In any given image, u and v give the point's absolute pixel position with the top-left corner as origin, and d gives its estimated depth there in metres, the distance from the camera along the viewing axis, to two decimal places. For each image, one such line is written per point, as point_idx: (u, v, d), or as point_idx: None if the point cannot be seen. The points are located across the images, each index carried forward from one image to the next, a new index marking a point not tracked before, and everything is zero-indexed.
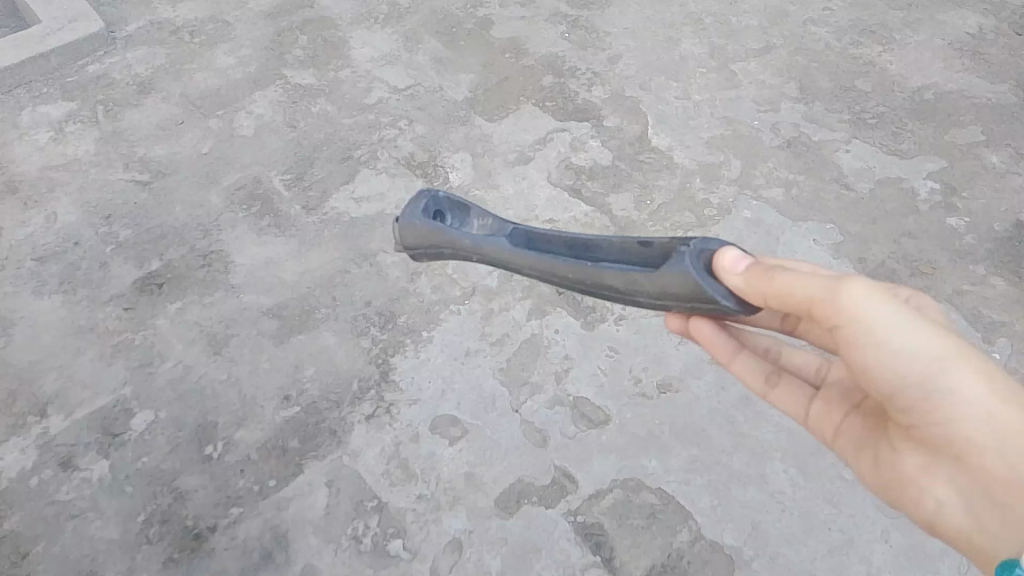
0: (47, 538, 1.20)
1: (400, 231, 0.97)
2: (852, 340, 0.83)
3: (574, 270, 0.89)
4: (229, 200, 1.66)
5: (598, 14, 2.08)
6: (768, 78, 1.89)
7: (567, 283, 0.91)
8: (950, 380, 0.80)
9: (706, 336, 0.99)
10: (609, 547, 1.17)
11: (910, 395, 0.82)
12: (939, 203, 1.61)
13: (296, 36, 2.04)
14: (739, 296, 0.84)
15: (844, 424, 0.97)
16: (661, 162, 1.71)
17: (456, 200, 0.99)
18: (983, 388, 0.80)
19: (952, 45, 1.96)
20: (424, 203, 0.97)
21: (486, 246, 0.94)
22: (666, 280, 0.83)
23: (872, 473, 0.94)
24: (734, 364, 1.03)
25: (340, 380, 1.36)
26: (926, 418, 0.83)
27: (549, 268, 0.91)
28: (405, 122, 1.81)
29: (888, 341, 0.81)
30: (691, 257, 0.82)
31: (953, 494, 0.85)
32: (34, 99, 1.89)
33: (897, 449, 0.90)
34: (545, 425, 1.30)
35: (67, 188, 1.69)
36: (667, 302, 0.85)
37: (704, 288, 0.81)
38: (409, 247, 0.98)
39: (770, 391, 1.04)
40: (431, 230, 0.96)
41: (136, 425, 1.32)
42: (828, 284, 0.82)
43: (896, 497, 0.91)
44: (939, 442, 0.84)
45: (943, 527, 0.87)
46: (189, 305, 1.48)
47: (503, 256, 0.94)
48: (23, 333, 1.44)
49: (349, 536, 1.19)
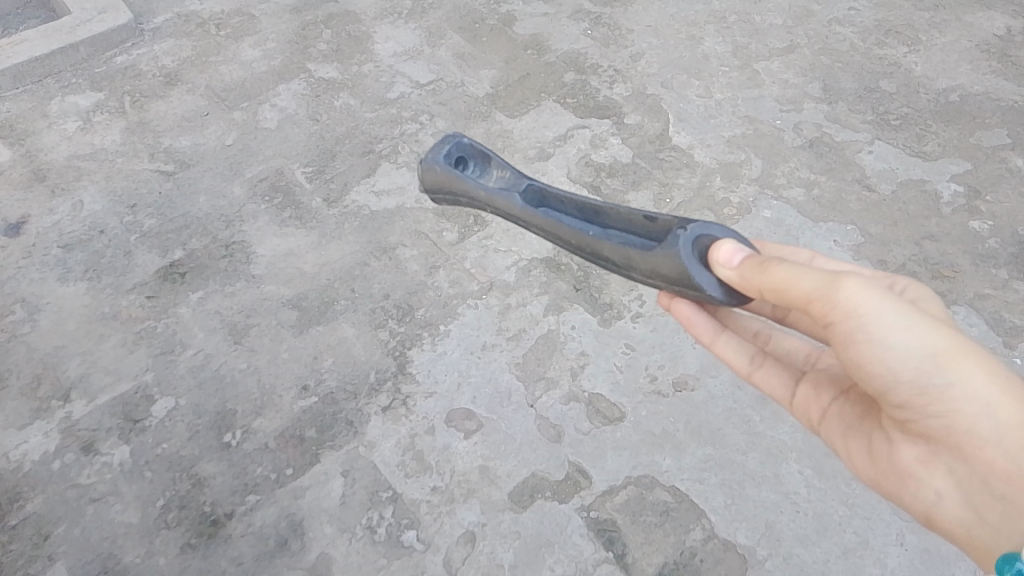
0: (68, 520, 1.22)
1: (424, 172, 1.06)
2: (851, 337, 0.81)
3: (574, 233, 0.95)
4: (252, 191, 1.68)
5: (621, 11, 2.08)
6: (791, 77, 1.88)
7: (568, 243, 0.96)
8: (947, 375, 0.79)
9: (687, 316, 1.02)
10: (622, 544, 1.17)
11: (907, 390, 0.81)
12: (963, 206, 1.60)
13: (320, 30, 2.05)
14: (727, 286, 0.85)
15: (834, 408, 0.98)
16: (682, 160, 1.71)
17: (480, 148, 1.06)
18: (981, 381, 0.78)
19: (979, 46, 1.94)
20: (446, 150, 1.05)
21: (498, 198, 1.01)
22: (658, 259, 0.86)
23: (864, 461, 0.95)
24: (716, 344, 1.05)
25: (357, 371, 1.38)
26: (924, 412, 0.82)
27: (553, 227, 0.97)
28: (426, 117, 1.82)
29: (883, 337, 0.79)
30: (685, 242, 0.84)
31: (951, 485, 0.85)
32: (63, 89, 1.93)
33: (893, 440, 0.90)
34: (559, 420, 1.30)
35: (93, 177, 1.72)
36: (657, 281, 0.88)
37: (690, 274, 0.84)
38: (429, 188, 1.07)
39: (754, 371, 1.06)
40: (448, 176, 1.04)
41: (157, 411, 1.34)
42: (824, 282, 0.79)
43: (891, 487, 0.92)
44: (938, 434, 0.83)
45: (939, 519, 0.87)
46: (210, 294, 1.50)
47: (512, 210, 1.00)
48: (49, 319, 1.47)
49: (364, 526, 1.20)
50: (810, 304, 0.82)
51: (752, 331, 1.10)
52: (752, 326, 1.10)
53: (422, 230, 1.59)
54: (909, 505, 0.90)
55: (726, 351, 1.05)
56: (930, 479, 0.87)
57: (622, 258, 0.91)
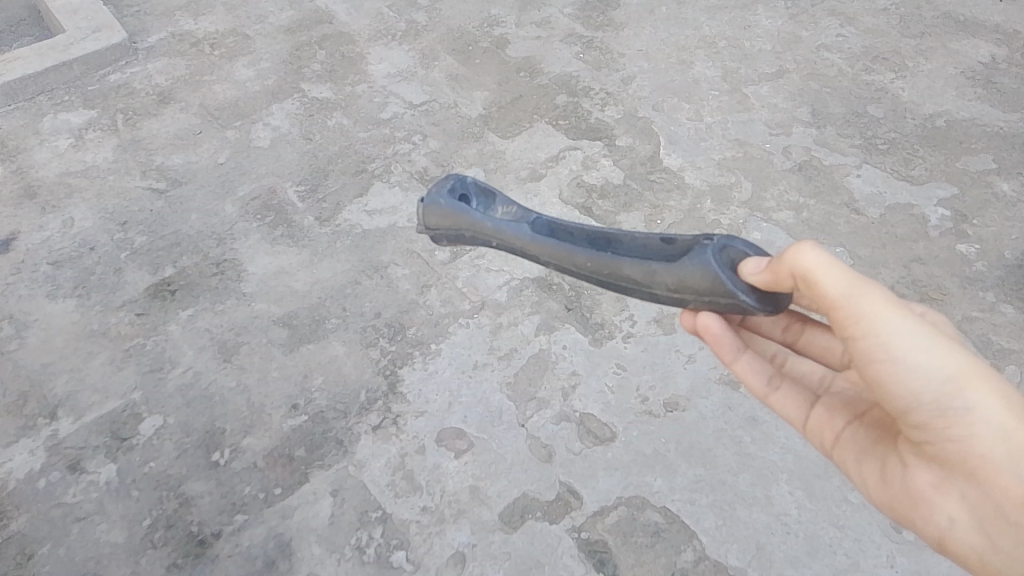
0: (52, 540, 1.21)
1: (425, 212, 1.05)
2: (870, 352, 0.82)
3: (592, 260, 0.94)
4: (243, 209, 1.68)
5: (613, 35, 2.10)
6: (780, 102, 1.90)
7: (583, 271, 0.95)
8: (966, 398, 0.78)
9: (714, 333, 0.97)
10: (613, 565, 1.16)
11: (925, 411, 0.81)
12: (950, 229, 1.62)
13: (314, 51, 2.07)
14: (761, 292, 0.86)
15: (847, 431, 0.98)
16: (672, 182, 1.72)
17: (482, 186, 1.07)
18: (1000, 408, 0.78)
19: (965, 73, 1.97)
20: (449, 186, 1.05)
21: (506, 231, 1.00)
22: (686, 272, 0.87)
23: (877, 484, 0.94)
24: (737, 364, 1.03)
25: (348, 390, 1.37)
26: (939, 434, 0.82)
27: (566, 256, 0.96)
28: (419, 137, 1.83)
29: (901, 354, 0.80)
30: (712, 251, 0.86)
31: (964, 512, 0.84)
32: (55, 106, 1.93)
33: (907, 463, 0.89)
34: (550, 440, 1.30)
35: (85, 193, 1.71)
36: (684, 296, 0.88)
37: (723, 282, 0.85)
38: (431, 228, 1.05)
39: (771, 393, 1.04)
40: (453, 212, 1.03)
41: (145, 430, 1.33)
42: (847, 292, 0.81)
43: (903, 511, 0.91)
44: (952, 460, 0.82)
45: (952, 543, 0.86)
46: (201, 311, 1.49)
47: (522, 241, 1.00)
48: (37, 336, 1.46)
49: (353, 547, 1.19)
50: (834, 312, 0.83)
51: (769, 354, 1.08)
52: (770, 349, 1.09)
53: (414, 249, 1.59)
54: (922, 530, 0.89)
55: (746, 372, 1.03)
56: (943, 504, 0.85)
57: (644, 275, 0.90)
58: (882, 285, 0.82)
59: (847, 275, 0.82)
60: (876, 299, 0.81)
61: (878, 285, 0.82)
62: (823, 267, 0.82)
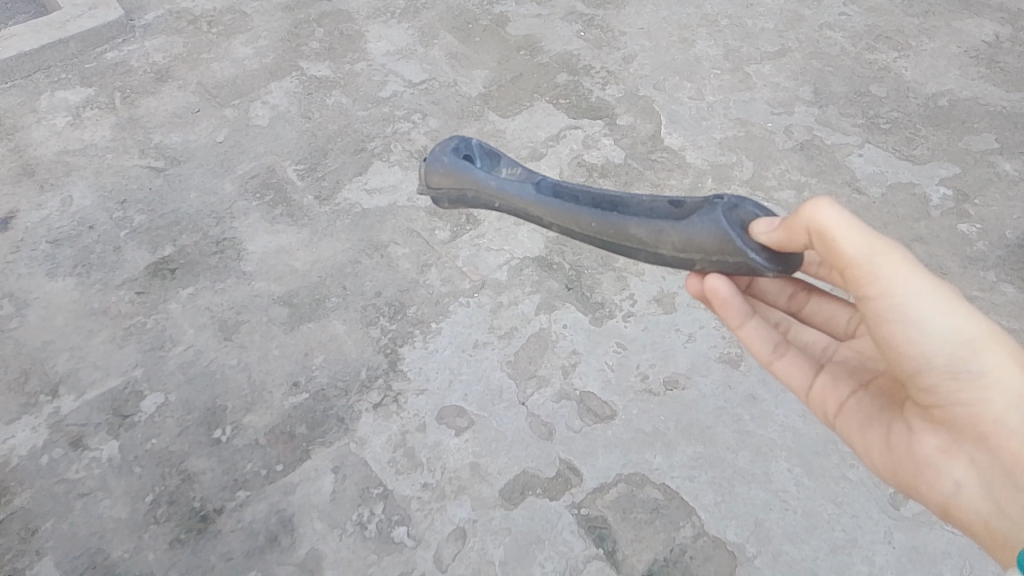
0: (55, 515, 1.21)
1: (428, 170, 1.04)
2: (885, 313, 0.82)
3: (594, 221, 0.93)
4: (243, 188, 1.67)
5: (613, 13, 2.09)
6: (782, 81, 1.89)
7: (588, 233, 0.94)
8: (980, 361, 0.80)
9: (723, 297, 0.96)
10: (613, 541, 1.17)
11: (938, 373, 0.81)
12: (952, 209, 1.61)
13: (313, 28, 2.05)
14: (772, 252, 0.86)
15: (853, 399, 0.98)
16: (673, 161, 1.72)
17: (487, 149, 1.06)
18: (1013, 370, 0.79)
19: (968, 52, 1.96)
20: (454, 146, 1.05)
21: (509, 191, 1.00)
22: (694, 231, 0.86)
23: (881, 451, 0.94)
24: (743, 328, 1.01)
25: (349, 368, 1.37)
26: (949, 398, 0.82)
27: (571, 218, 0.95)
28: (419, 115, 1.82)
29: (917, 316, 0.80)
30: (722, 210, 0.86)
31: (970, 476, 0.84)
32: (52, 84, 1.91)
33: (913, 428, 0.89)
34: (550, 417, 1.30)
35: (83, 172, 1.71)
36: (691, 256, 0.88)
37: (732, 239, 0.85)
38: (434, 187, 1.05)
39: (776, 360, 1.03)
40: (457, 170, 1.02)
41: (146, 407, 1.33)
42: (865, 252, 0.81)
43: (907, 476, 0.91)
44: (961, 423, 0.83)
45: (957, 509, 0.87)
46: (201, 290, 1.49)
47: (525, 202, 0.98)
48: (37, 314, 1.46)
49: (354, 523, 1.20)
50: (849, 273, 0.83)
51: (773, 321, 1.07)
52: (774, 317, 1.08)
53: (414, 228, 1.59)
54: (926, 497, 0.90)
55: (752, 337, 1.01)
56: (949, 469, 0.86)
57: (649, 235, 0.89)
58: (900, 245, 0.82)
59: (866, 236, 0.81)
60: (894, 260, 0.81)
61: (896, 246, 0.82)
62: (841, 226, 0.81)
